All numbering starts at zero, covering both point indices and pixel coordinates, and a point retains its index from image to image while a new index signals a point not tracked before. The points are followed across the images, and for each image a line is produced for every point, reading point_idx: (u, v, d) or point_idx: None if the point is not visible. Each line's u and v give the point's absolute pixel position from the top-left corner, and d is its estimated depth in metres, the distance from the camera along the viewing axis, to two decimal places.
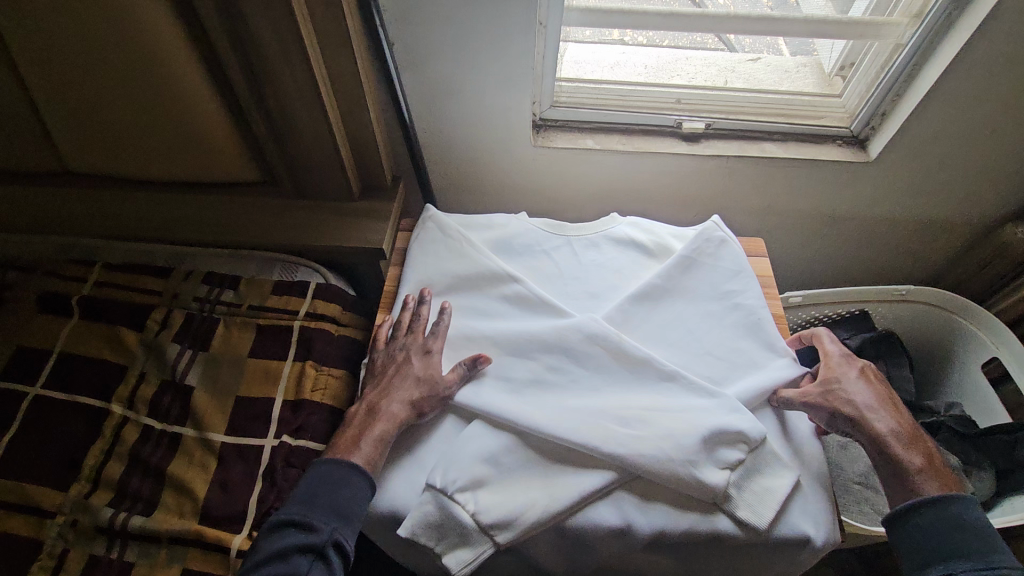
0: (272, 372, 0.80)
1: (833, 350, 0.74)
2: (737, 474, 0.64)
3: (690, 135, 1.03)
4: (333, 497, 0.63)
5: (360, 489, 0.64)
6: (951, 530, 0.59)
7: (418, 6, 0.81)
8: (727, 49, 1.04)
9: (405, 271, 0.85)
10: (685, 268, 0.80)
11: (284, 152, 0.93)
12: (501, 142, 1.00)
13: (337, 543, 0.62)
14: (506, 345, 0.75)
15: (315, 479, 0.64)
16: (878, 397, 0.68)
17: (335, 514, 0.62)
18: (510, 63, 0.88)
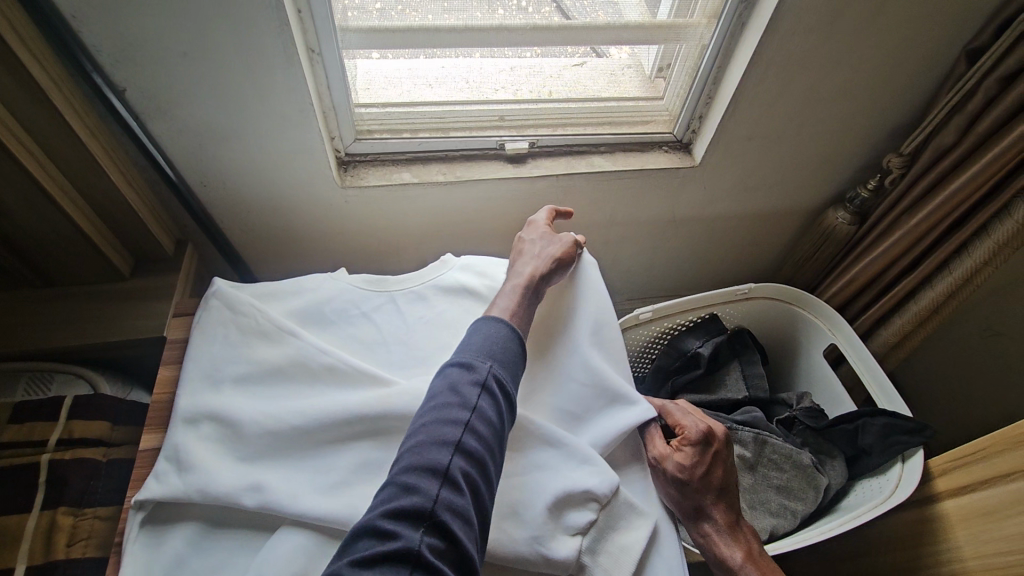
0: (8, 533, 0.62)
1: (691, 424, 0.68)
2: (589, 538, 0.57)
3: (516, 156, 0.95)
4: (483, 344, 0.58)
5: (491, 333, 0.59)
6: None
7: (139, 44, 0.65)
8: (597, 55, 0.92)
9: (185, 367, 0.66)
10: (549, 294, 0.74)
11: (4, 235, 0.73)
12: (301, 188, 0.87)
13: (497, 382, 0.55)
14: (317, 436, 0.59)
15: (473, 336, 0.59)
16: (716, 491, 0.65)
17: (487, 356, 0.57)
18: (282, 100, 0.74)
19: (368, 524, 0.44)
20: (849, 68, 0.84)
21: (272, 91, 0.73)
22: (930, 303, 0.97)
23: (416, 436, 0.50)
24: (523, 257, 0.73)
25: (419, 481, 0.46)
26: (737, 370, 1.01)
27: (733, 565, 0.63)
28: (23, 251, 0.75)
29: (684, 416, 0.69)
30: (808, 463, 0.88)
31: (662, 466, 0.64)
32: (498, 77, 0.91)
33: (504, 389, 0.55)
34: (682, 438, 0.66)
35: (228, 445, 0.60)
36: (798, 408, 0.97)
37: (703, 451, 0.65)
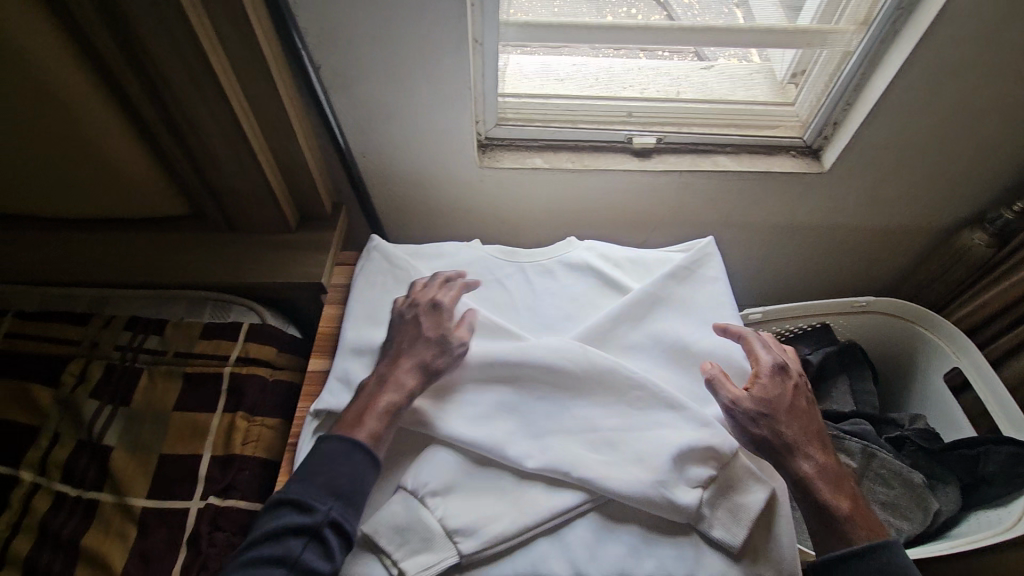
0: (199, 428, 0.75)
1: (766, 359, 0.70)
2: (710, 491, 0.62)
3: (642, 150, 0.99)
4: (336, 471, 0.60)
5: (361, 474, 0.60)
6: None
7: (340, 28, 0.76)
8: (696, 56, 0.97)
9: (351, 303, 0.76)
10: (679, 279, 0.78)
11: (210, 184, 0.87)
12: (446, 164, 0.96)
13: (337, 524, 0.57)
14: (464, 374, 0.69)
15: (337, 456, 0.60)
16: (806, 431, 0.67)
17: (345, 495, 0.58)
18: (446, 82, 0.83)
19: (283, 546, 0.56)
20: (1007, 81, 0.81)
21: (437, 73, 0.82)
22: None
23: (343, 484, 0.59)
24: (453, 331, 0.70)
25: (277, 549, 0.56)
26: (847, 384, 0.99)
27: (838, 513, 0.63)
28: (220, 198, 0.89)
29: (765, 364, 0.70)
30: (919, 483, 0.85)
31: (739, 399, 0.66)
32: (624, 76, 0.98)
33: (342, 530, 0.57)
34: (761, 374, 0.69)
35: (390, 373, 0.70)
36: (911, 428, 0.93)
37: (778, 380, 0.69)
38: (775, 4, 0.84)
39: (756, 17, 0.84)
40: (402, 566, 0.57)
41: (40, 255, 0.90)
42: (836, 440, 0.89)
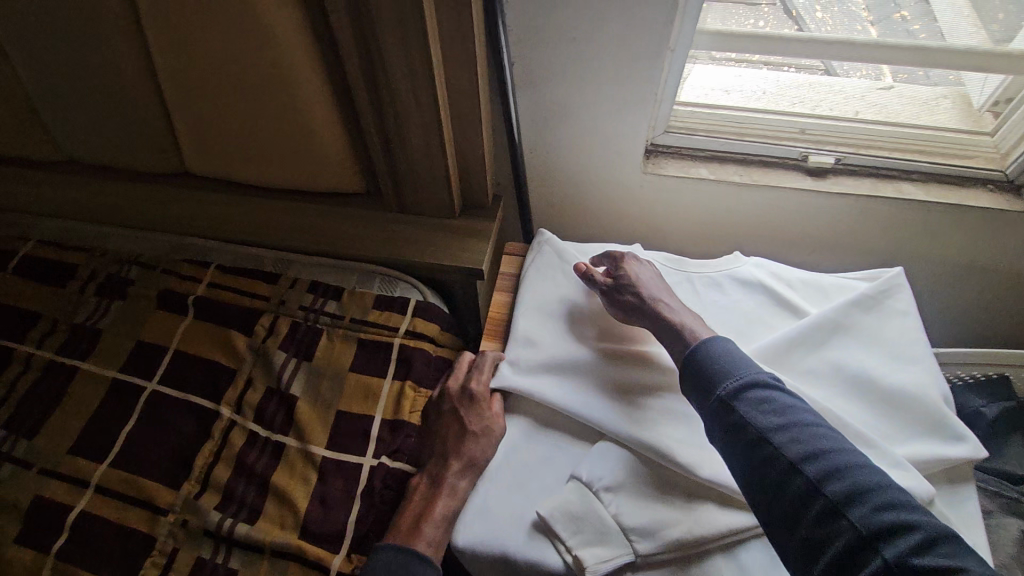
0: (372, 391, 0.80)
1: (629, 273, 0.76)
2: None
3: (816, 169, 0.95)
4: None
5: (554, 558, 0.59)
6: (724, 362, 0.62)
7: (544, 28, 0.80)
8: (825, 71, 0.96)
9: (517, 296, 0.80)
10: (865, 308, 0.75)
11: (393, 167, 0.93)
12: (611, 167, 0.96)
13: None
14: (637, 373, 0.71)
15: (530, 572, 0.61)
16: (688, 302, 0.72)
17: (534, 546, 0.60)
18: (632, 86, 0.84)
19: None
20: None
21: (625, 78, 0.84)
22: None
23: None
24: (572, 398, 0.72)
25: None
26: None
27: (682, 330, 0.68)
28: (399, 180, 0.95)
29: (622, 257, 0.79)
30: None
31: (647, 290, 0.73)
32: (793, 90, 0.97)
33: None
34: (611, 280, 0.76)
35: (559, 364, 0.73)
36: None
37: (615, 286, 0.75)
38: (974, 26, 0.82)
39: (956, 37, 0.82)
40: (578, 556, 0.58)
41: (237, 217, 1.01)
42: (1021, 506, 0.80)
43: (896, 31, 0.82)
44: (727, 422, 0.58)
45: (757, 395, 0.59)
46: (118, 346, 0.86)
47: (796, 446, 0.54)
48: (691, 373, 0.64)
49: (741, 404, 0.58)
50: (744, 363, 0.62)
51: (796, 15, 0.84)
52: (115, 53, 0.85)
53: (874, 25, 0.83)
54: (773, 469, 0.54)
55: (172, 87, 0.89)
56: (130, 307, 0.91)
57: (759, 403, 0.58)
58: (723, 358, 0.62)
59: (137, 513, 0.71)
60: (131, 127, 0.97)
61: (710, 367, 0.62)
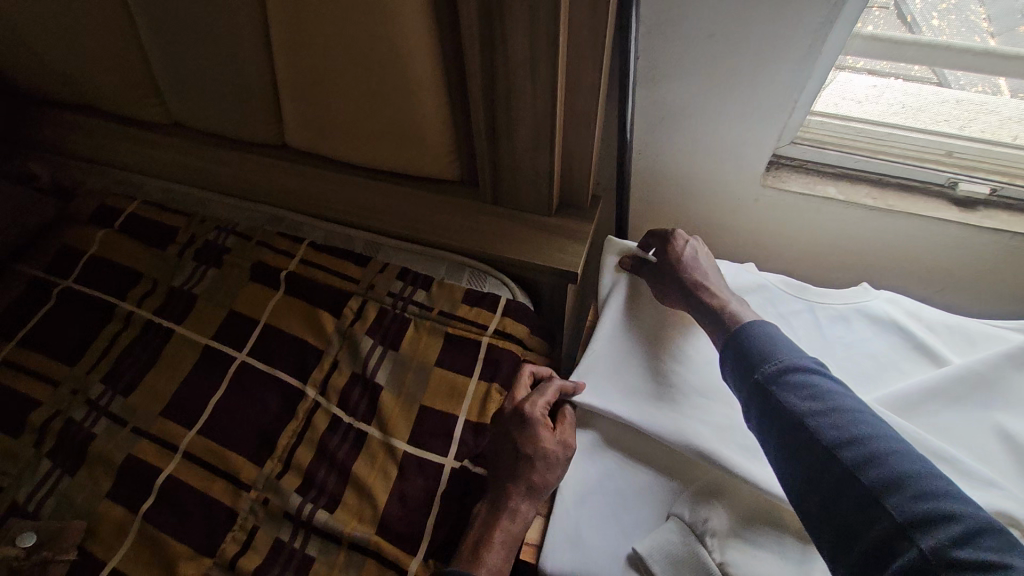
0: (457, 389, 0.78)
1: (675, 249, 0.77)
2: None
3: (964, 199, 0.85)
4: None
5: None
6: (767, 344, 0.62)
7: (680, 21, 0.73)
8: (937, 82, 0.81)
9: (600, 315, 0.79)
10: (1022, 365, 0.65)
11: (495, 158, 0.90)
12: (726, 176, 0.89)
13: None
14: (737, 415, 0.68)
15: None
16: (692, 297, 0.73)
17: None
18: (766, 91, 0.77)
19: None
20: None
21: (761, 84, 0.77)
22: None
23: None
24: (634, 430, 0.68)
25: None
26: None
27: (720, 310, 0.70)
28: (498, 172, 0.92)
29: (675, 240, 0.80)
30: None
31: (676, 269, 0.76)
32: (940, 109, 0.83)
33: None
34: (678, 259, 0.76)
35: (639, 385, 0.71)
36: None
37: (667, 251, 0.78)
38: None
39: None
40: None
41: (331, 194, 1.00)
42: None
43: None
44: (766, 400, 0.59)
45: (795, 377, 0.59)
46: (211, 314, 0.87)
47: (836, 430, 0.55)
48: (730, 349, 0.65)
49: (776, 383, 0.59)
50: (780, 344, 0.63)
51: (910, 20, 0.74)
52: (235, 22, 0.85)
53: (993, 37, 0.73)
54: (826, 478, 0.53)
55: (285, 59, 0.88)
56: (224, 275, 0.92)
57: (794, 385, 0.58)
58: (761, 342, 0.63)
59: (221, 484, 0.72)
60: (238, 98, 0.98)
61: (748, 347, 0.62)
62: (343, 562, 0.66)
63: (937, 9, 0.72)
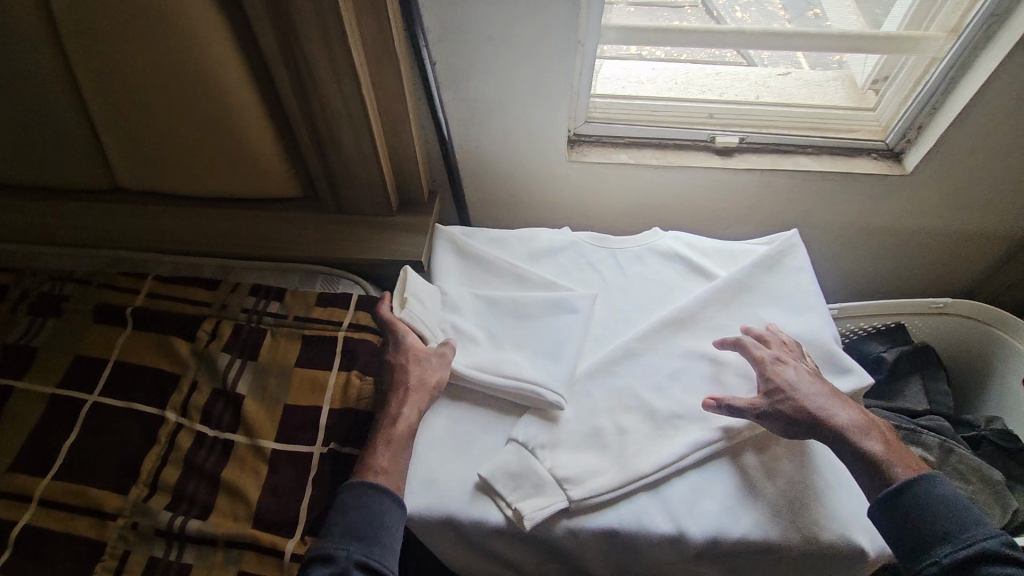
0: (319, 383, 0.83)
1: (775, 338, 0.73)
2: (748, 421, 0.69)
3: (723, 149, 1.04)
4: (370, 515, 0.62)
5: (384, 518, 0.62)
6: (950, 517, 0.58)
7: (462, 28, 0.85)
8: (748, 64, 1.03)
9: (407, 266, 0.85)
10: (767, 269, 0.82)
11: (327, 169, 0.97)
12: (537, 156, 1.02)
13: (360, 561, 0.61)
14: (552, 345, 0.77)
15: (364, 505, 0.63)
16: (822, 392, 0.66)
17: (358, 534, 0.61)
18: (545, 81, 0.91)
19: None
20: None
21: (542, 76, 0.90)
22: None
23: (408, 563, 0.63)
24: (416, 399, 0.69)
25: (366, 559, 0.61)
26: (918, 384, 1.01)
27: (878, 457, 0.62)
28: (335, 183, 0.99)
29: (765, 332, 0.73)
30: (996, 479, 0.86)
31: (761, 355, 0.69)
32: (707, 81, 1.05)
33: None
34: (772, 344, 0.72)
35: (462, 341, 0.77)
36: (987, 429, 0.95)
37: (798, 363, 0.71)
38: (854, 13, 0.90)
39: (840, 23, 0.90)
40: (517, 508, 0.62)
41: (175, 230, 1.02)
42: (914, 434, 0.90)
43: (759, 18, 0.90)
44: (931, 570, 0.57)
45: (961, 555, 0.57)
46: (56, 362, 0.86)
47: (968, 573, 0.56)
48: (903, 506, 0.59)
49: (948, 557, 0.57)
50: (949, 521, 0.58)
51: (716, 15, 0.91)
52: (34, 73, 0.85)
53: (790, 20, 0.90)
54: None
55: (98, 104, 0.89)
56: (66, 323, 0.90)
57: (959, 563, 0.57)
58: (928, 512, 0.59)
59: (85, 521, 0.71)
60: (56, 148, 0.96)
61: (944, 519, 0.58)
62: (221, 560, 0.69)
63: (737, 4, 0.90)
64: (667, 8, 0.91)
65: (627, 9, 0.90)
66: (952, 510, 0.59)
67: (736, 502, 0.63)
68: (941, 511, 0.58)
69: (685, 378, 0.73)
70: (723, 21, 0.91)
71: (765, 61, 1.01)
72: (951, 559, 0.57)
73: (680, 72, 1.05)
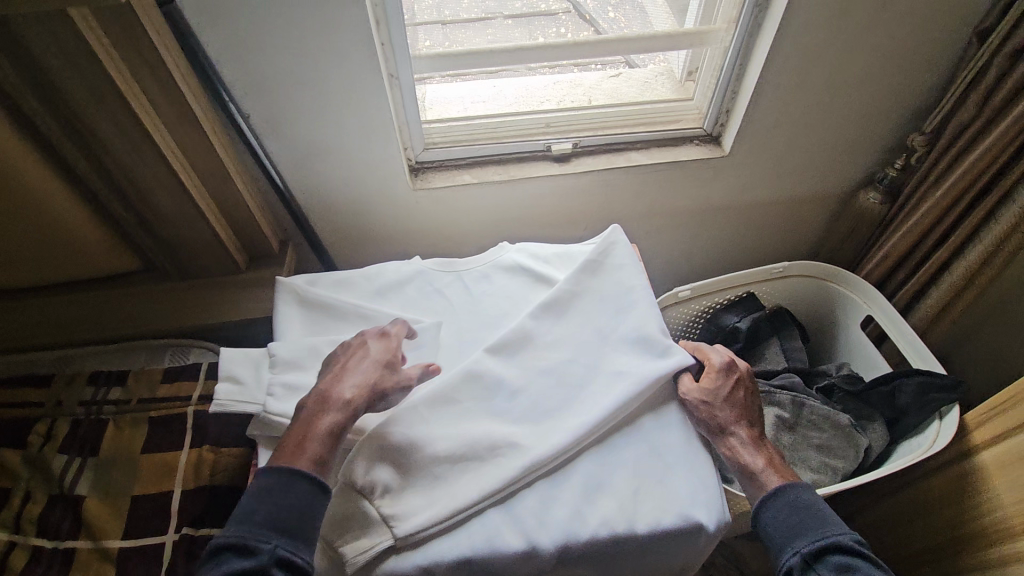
0: (168, 466, 0.79)
1: (715, 360, 0.76)
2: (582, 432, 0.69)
3: (561, 155, 1.08)
4: (283, 501, 0.59)
5: (311, 502, 0.60)
6: (797, 518, 0.65)
7: (263, 79, 0.84)
8: (631, 65, 1.09)
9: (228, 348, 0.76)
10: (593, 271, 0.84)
11: (157, 237, 0.92)
12: (381, 190, 1.02)
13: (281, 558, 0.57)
14: None
15: (286, 485, 0.60)
16: (740, 412, 0.73)
17: (276, 526, 0.58)
18: (364, 119, 0.91)
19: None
20: (875, 45, 0.91)
21: (360, 113, 0.90)
22: (979, 256, 0.98)
23: (282, 521, 0.58)
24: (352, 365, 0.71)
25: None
26: (776, 344, 1.09)
27: (757, 469, 0.69)
28: (169, 250, 0.95)
29: (709, 350, 0.78)
30: (843, 422, 0.94)
31: (709, 382, 0.73)
32: (544, 92, 1.09)
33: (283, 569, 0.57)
34: (711, 370, 0.75)
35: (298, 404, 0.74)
36: (837, 376, 1.04)
37: (727, 376, 0.75)
38: (665, 11, 0.98)
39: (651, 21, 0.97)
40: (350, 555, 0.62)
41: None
42: (769, 395, 0.96)
43: (633, 19, 0.97)
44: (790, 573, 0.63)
45: (810, 552, 0.62)
46: None
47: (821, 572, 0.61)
48: (768, 517, 0.67)
49: (796, 551, 0.63)
50: (796, 519, 0.65)
51: (589, 18, 0.96)
52: None
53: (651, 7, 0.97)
54: None
55: None
56: None
57: (808, 560, 0.62)
58: (782, 518, 0.66)
59: None
60: None
61: (788, 518, 0.65)
62: None
63: (609, 6, 0.95)
64: (544, 16, 0.95)
65: (506, 22, 0.94)
66: (805, 512, 0.65)
67: (583, 504, 0.65)
68: (791, 513, 0.66)
69: (525, 390, 0.74)
70: (602, 28, 0.97)
71: (646, 61, 1.09)
72: (807, 552, 0.62)
73: (520, 86, 1.09)
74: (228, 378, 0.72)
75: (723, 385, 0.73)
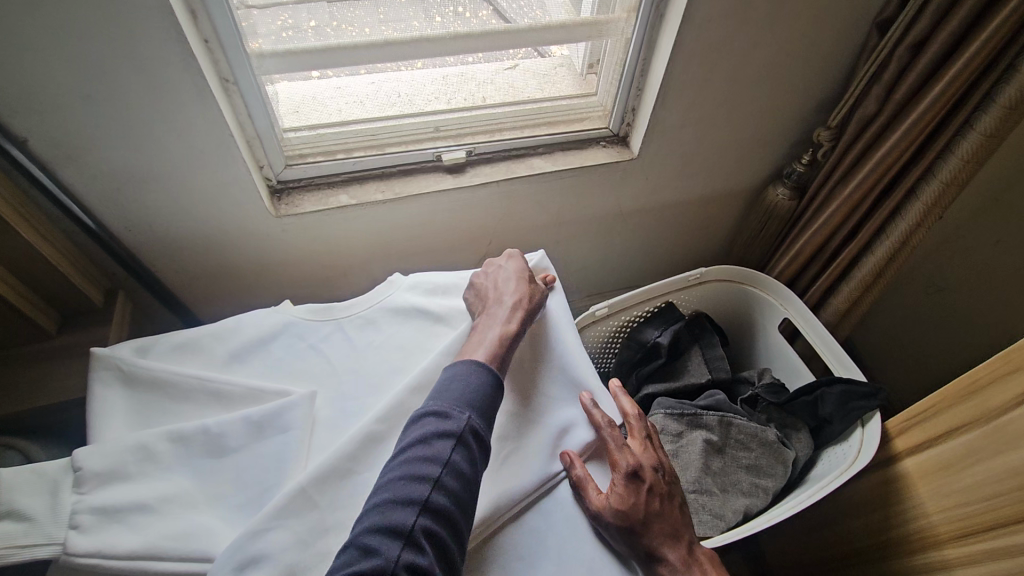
0: None
1: (623, 467, 0.62)
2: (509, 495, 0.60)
3: (454, 166, 0.94)
4: (413, 453, 0.53)
5: (391, 475, 0.52)
6: None
7: (33, 93, 0.62)
8: (538, 54, 0.93)
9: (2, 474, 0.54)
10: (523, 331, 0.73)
11: None
12: (236, 220, 0.84)
13: (428, 513, 0.50)
14: (260, 478, 0.59)
15: (420, 427, 0.55)
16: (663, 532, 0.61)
17: (424, 459, 0.52)
18: (197, 135, 0.72)
19: (349, 551, 0.48)
20: (780, 37, 0.84)
21: (186, 129, 0.71)
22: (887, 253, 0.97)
23: (470, 396, 0.58)
24: (496, 287, 0.72)
25: (396, 517, 0.49)
26: (697, 354, 1.02)
27: None
28: None
29: (618, 450, 0.64)
30: (771, 438, 0.90)
31: (622, 497, 0.60)
32: (431, 87, 0.90)
33: (479, 439, 0.56)
34: (619, 481, 0.61)
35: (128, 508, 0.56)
36: (760, 384, 0.99)
37: (638, 489, 0.61)
38: None
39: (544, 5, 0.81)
40: None
41: None
42: (696, 417, 0.90)
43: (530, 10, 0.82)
44: None
45: None
46: None
47: None
48: None
49: None
50: None
51: None
52: None
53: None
54: None
55: None
56: None
57: None
58: None
59: None
60: None
61: None
62: None
63: None
64: None
65: None
66: None
67: None
68: None
69: None
70: (512, 18, 0.81)
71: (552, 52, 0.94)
72: None
73: (401, 80, 0.89)
74: (6, 515, 0.52)
75: (634, 503, 0.60)
